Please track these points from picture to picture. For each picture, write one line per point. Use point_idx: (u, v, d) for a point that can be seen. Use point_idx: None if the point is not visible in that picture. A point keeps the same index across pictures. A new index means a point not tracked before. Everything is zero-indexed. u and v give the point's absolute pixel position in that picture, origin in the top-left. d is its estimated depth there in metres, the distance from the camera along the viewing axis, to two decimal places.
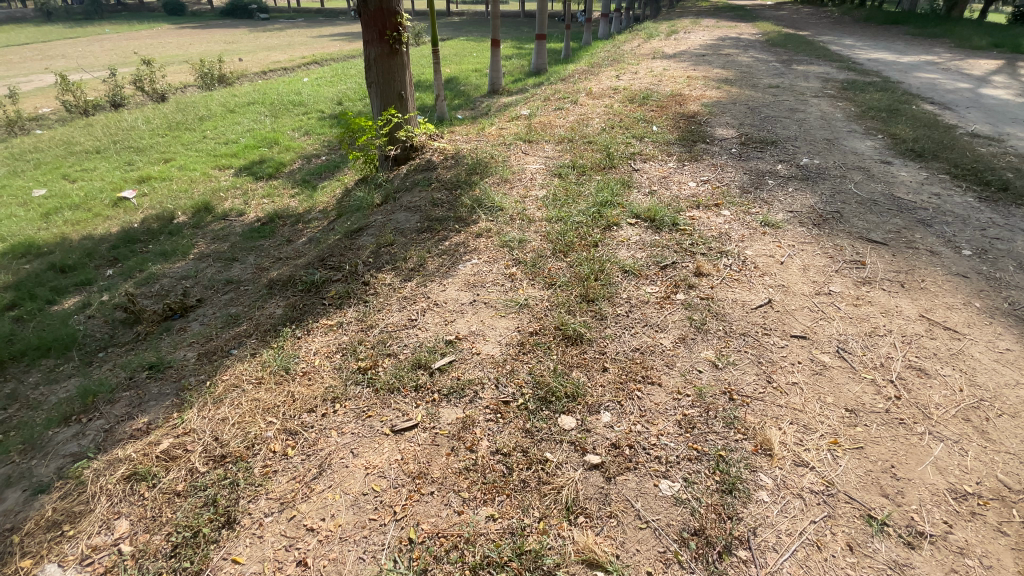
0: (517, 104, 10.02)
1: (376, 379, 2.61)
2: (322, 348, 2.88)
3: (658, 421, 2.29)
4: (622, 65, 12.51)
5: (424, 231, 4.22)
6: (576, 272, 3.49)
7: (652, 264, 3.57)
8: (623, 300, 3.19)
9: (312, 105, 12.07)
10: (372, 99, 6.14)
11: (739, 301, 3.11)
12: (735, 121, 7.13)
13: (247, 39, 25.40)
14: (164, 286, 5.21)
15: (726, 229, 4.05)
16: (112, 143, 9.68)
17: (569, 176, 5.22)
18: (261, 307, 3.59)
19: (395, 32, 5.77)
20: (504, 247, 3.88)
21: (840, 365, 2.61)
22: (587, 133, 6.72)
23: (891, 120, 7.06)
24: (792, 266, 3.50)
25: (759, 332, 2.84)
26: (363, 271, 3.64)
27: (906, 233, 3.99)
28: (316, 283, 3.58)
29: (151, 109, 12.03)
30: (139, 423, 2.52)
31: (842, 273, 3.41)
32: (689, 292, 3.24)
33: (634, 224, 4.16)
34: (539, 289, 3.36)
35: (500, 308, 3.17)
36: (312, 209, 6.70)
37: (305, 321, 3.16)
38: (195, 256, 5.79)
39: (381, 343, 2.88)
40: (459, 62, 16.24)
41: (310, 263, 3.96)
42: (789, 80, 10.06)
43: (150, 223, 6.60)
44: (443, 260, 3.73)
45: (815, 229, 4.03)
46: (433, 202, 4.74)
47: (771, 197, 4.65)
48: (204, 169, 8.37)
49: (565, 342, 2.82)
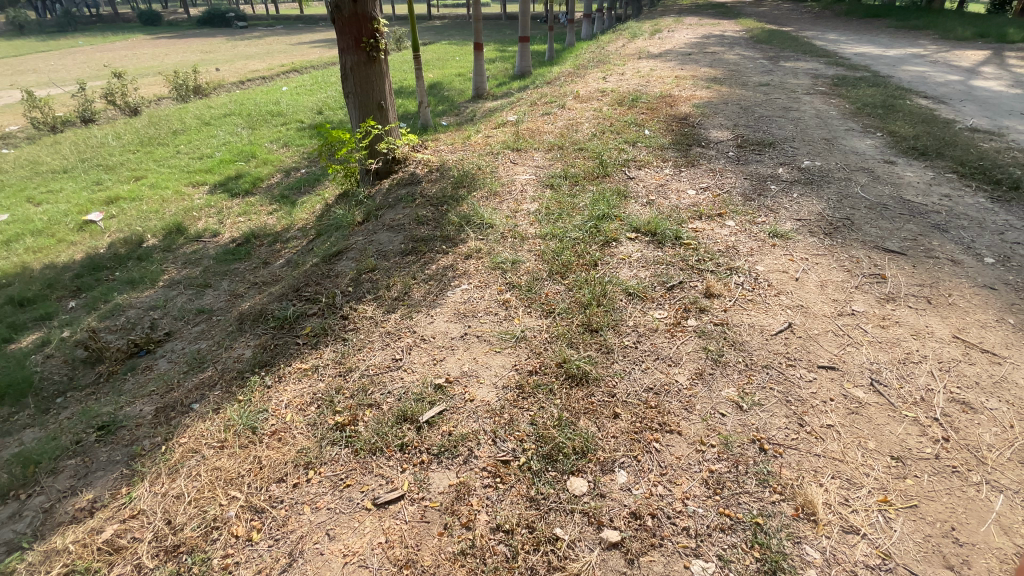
0: (502, 109, 9.72)
1: (355, 438, 2.29)
2: (295, 399, 2.56)
3: (681, 481, 2.00)
4: (608, 66, 12.27)
5: (408, 253, 3.90)
6: (576, 296, 3.19)
7: (657, 284, 3.29)
8: (629, 329, 2.89)
9: (291, 116, 11.68)
10: (350, 109, 5.80)
11: (756, 326, 2.83)
12: (729, 122, 6.90)
13: (225, 48, 24.87)
14: (130, 318, 4.83)
15: (732, 242, 3.78)
16: (79, 161, 9.23)
17: (562, 187, 4.93)
18: (229, 347, 3.25)
19: (371, 39, 5.43)
20: (496, 269, 3.57)
21: (877, 401, 2.34)
22: (577, 139, 6.44)
23: (889, 117, 6.86)
24: (808, 283, 3.23)
25: (784, 363, 2.56)
26: (342, 303, 3.31)
27: (923, 241, 3.75)
28: (289, 318, 3.24)
29: (123, 124, 11.56)
30: (84, 501, 2.17)
31: (863, 290, 3.15)
32: (701, 317, 2.95)
33: (634, 239, 3.87)
34: (536, 318, 3.05)
35: (495, 343, 2.85)
36: (291, 227, 6.34)
37: (277, 365, 2.82)
38: (164, 283, 5.41)
39: (361, 390, 2.56)
40: (442, 67, 15.92)
41: (283, 294, 3.62)
42: (778, 77, 9.88)
43: (117, 247, 6.20)
44: (430, 287, 3.42)
45: (827, 239, 3.77)
46: (417, 220, 4.42)
47: (775, 204, 4.40)
48: (177, 186, 7.96)
49: (569, 383, 2.51)
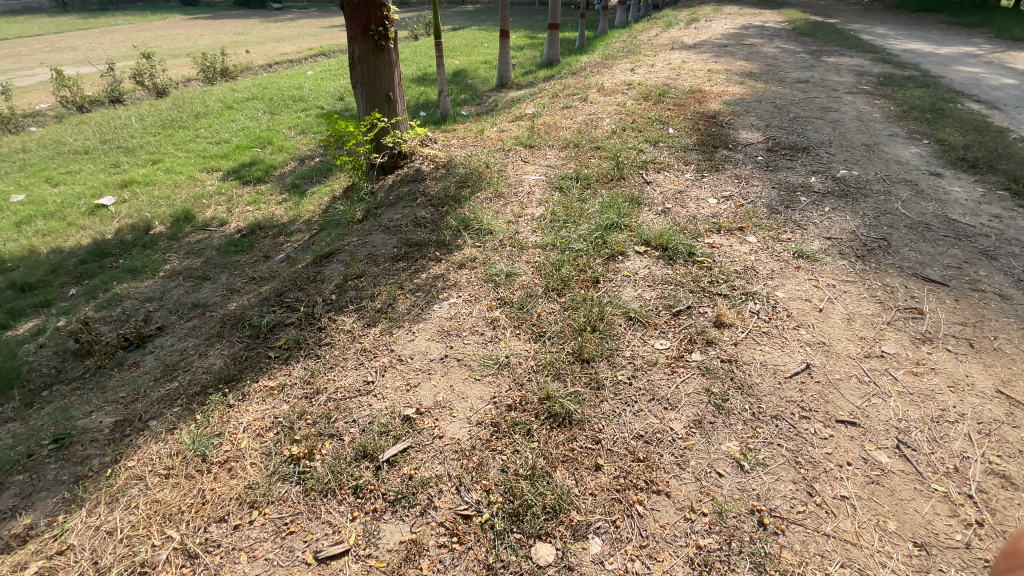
0: (523, 100, 9.37)
1: (308, 474, 2.10)
2: (254, 422, 2.40)
3: (664, 558, 1.74)
4: (637, 57, 11.73)
5: (400, 258, 3.68)
6: (570, 319, 2.92)
7: (662, 308, 3.00)
8: (625, 361, 2.61)
9: (312, 101, 11.58)
10: (358, 100, 5.57)
11: (769, 365, 2.53)
12: (761, 122, 6.44)
13: (257, 30, 25.00)
14: (127, 310, 4.78)
15: (751, 262, 3.44)
16: (101, 142, 9.30)
17: (571, 190, 4.63)
18: (204, 354, 3.09)
19: (380, 27, 5.16)
20: (488, 282, 3.33)
21: (902, 469, 2.03)
22: (595, 136, 6.10)
23: (938, 122, 6.29)
24: (833, 316, 2.89)
25: (796, 414, 2.25)
26: (322, 313, 3.12)
27: (969, 269, 3.33)
28: (265, 327, 3.06)
29: (149, 106, 11.65)
30: (20, 527, 2.07)
31: (896, 327, 2.79)
32: (707, 351, 2.65)
33: (642, 254, 3.57)
34: (524, 341, 2.79)
35: (475, 369, 2.60)
36: (296, 219, 6.21)
37: (243, 380, 2.66)
38: (165, 274, 5.35)
39: (325, 417, 2.37)
40: (469, 54, 15.57)
41: (266, 298, 3.46)
42: (819, 73, 9.26)
43: (124, 234, 6.19)
44: (416, 300, 3.19)
45: (859, 263, 3.39)
46: (415, 222, 4.20)
47: (804, 219, 4.01)
48: (191, 172, 7.93)
49: (550, 423, 2.26)
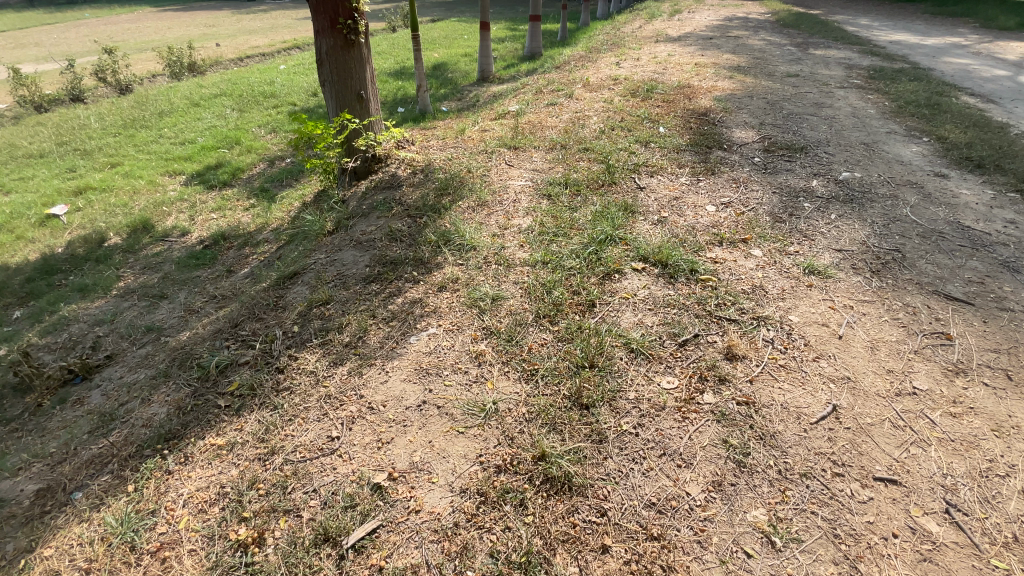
0: (506, 96, 8.98)
1: (257, 567, 1.77)
2: (196, 496, 2.06)
3: None
4: (622, 50, 11.39)
5: (373, 280, 3.30)
6: (565, 353, 2.59)
7: (666, 337, 2.69)
8: (629, 405, 2.28)
9: (285, 97, 11.01)
10: (327, 99, 5.13)
11: (791, 409, 2.24)
12: (755, 119, 6.17)
13: (228, 22, 24.02)
14: (72, 335, 4.31)
15: (760, 279, 3.15)
16: (55, 144, 8.67)
17: (560, 198, 4.29)
18: (146, 399, 2.68)
19: (350, 20, 4.74)
20: (472, 308, 2.98)
21: (955, 541, 1.76)
22: (582, 136, 5.77)
23: (935, 118, 6.08)
24: (855, 344, 2.61)
25: (827, 472, 1.97)
26: (281, 349, 2.74)
27: (992, 284, 3.09)
28: (215, 368, 2.67)
29: (109, 104, 10.96)
30: None
31: (924, 356, 2.54)
32: (721, 392, 2.34)
33: (640, 271, 3.26)
34: (514, 382, 2.45)
35: (458, 419, 2.25)
36: (264, 228, 5.76)
37: (185, 439, 2.31)
38: (118, 292, 4.88)
39: (281, 486, 2.03)
40: (449, 47, 15.06)
41: (220, 331, 3.07)
42: (808, 66, 9.04)
43: (76, 247, 5.68)
44: (391, 330, 2.83)
45: (874, 279, 3.13)
46: (390, 235, 3.83)
47: (810, 228, 3.74)
48: (152, 176, 7.39)
49: (546, 490, 1.94)
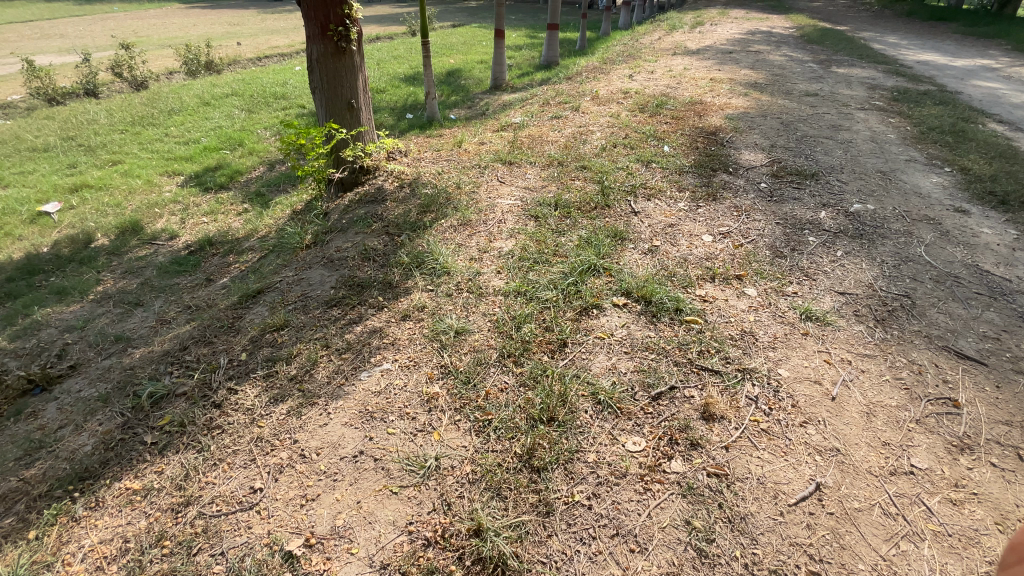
0: (513, 106, 8.79)
1: None
2: (97, 549, 1.88)
3: None
4: (637, 61, 11.15)
5: (336, 304, 3.11)
6: (524, 402, 2.35)
7: (639, 388, 2.43)
8: (587, 470, 2.04)
9: (295, 99, 10.98)
10: (317, 107, 4.98)
11: (769, 485, 1.98)
12: (765, 140, 5.89)
13: (253, 21, 24.26)
14: (40, 340, 4.14)
15: (750, 323, 2.88)
16: (62, 140, 8.69)
17: (549, 220, 4.06)
18: (74, 424, 2.50)
19: (341, 27, 4.58)
20: (433, 342, 2.76)
21: None
22: (583, 153, 5.54)
23: (958, 147, 5.73)
24: (848, 408, 2.34)
25: (801, 569, 1.72)
26: (221, 381, 2.55)
27: (1009, 341, 2.78)
28: (149, 399, 2.49)
29: (122, 100, 11.02)
30: None
31: (926, 427, 2.25)
32: (691, 460, 2.09)
33: (620, 308, 3.01)
34: (463, 434, 2.22)
35: (394, 476, 2.04)
36: (252, 235, 5.62)
37: (100, 481, 2.13)
38: (95, 296, 4.76)
39: (186, 546, 1.84)
40: (466, 53, 14.96)
41: (168, 353, 2.90)
42: (829, 85, 8.70)
43: (61, 248, 5.61)
44: (342, 364, 2.63)
45: (879, 330, 2.84)
46: (363, 254, 3.64)
47: (813, 265, 3.46)
48: (150, 176, 7.33)
49: (475, 573, 1.72)
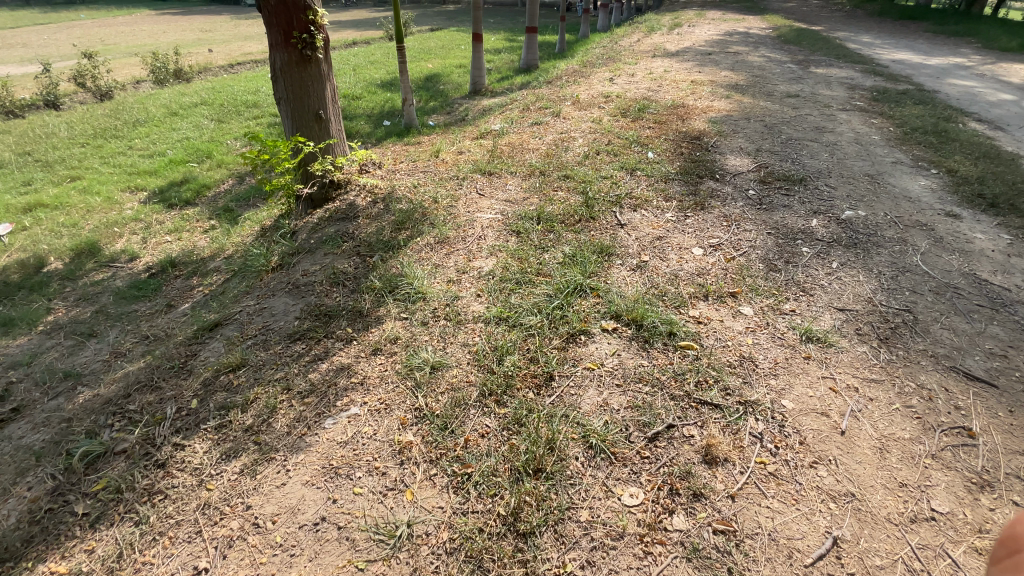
0: (492, 111, 8.56)
1: None
2: None
3: None
4: (617, 64, 11.02)
5: (300, 338, 2.84)
6: (508, 450, 2.11)
7: (634, 428, 2.21)
8: (579, 532, 1.82)
9: (267, 107, 10.61)
10: (282, 119, 4.68)
11: (783, 544, 1.77)
12: (750, 144, 5.76)
13: (225, 27, 23.70)
14: None
15: (749, 347, 2.69)
16: (17, 155, 8.23)
17: (531, 235, 3.84)
18: None
19: (306, 34, 4.31)
20: (407, 380, 2.51)
21: None
22: (565, 161, 5.34)
23: (942, 148, 5.65)
24: (860, 444, 2.14)
25: None
26: (167, 436, 2.27)
27: (1016, 358, 2.63)
28: (84, 459, 2.20)
29: (84, 111, 10.54)
30: None
31: (943, 463, 2.07)
32: (694, 514, 1.88)
33: (610, 333, 2.79)
34: (439, 492, 1.97)
35: (360, 548, 1.78)
36: (218, 254, 5.30)
37: (19, 565, 1.84)
38: (44, 327, 4.40)
39: None
40: (444, 57, 14.71)
41: (110, 399, 2.60)
42: (810, 86, 8.65)
43: (10, 274, 5.22)
44: (304, 410, 2.36)
45: (884, 351, 2.67)
46: (331, 279, 3.37)
47: (809, 279, 3.29)
48: (110, 192, 6.94)
49: None
